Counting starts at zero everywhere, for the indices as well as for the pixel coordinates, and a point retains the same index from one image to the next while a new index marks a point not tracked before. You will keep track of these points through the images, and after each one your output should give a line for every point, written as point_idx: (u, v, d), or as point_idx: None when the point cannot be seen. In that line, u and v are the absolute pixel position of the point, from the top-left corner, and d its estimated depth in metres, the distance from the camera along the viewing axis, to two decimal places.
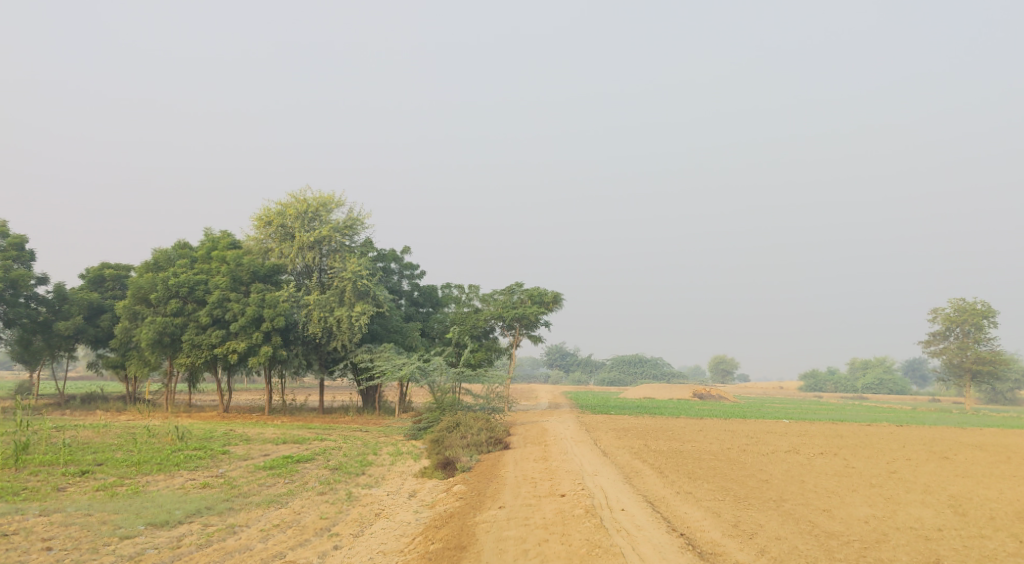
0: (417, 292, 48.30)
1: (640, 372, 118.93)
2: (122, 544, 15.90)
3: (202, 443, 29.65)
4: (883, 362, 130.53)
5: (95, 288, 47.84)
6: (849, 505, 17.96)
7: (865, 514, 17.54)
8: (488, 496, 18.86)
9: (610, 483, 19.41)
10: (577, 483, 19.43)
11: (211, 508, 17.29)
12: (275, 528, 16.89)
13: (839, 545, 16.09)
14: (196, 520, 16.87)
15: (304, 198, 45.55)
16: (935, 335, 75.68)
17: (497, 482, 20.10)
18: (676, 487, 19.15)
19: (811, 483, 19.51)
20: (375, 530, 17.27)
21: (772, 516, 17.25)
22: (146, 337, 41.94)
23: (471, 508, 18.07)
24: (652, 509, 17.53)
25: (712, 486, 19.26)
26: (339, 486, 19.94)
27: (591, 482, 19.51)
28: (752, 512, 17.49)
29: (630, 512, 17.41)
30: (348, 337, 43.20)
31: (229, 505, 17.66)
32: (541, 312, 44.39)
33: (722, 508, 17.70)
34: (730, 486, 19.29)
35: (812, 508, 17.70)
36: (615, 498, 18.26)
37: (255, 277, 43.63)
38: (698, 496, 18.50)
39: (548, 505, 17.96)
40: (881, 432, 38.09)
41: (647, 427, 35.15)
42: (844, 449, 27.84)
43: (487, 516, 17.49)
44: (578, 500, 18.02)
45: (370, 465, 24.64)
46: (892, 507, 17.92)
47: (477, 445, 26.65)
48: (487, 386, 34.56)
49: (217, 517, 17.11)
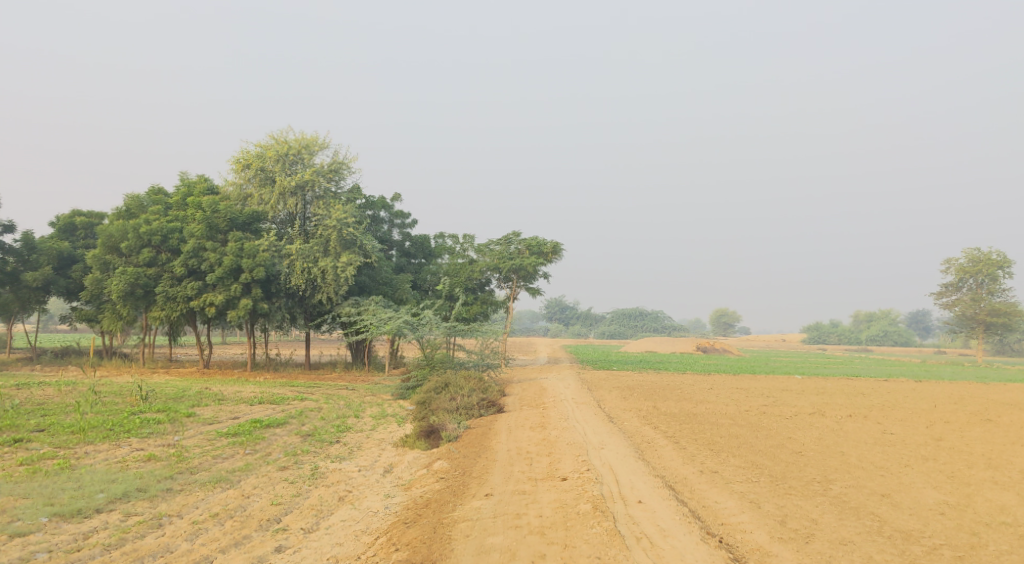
0: (408, 242, 45.58)
1: (641, 325, 116.72)
2: (11, 545, 13.35)
3: (167, 405, 27.06)
4: (887, 314, 128.18)
5: (66, 237, 44.97)
6: (913, 489, 15.34)
7: (937, 502, 14.93)
8: (474, 479, 16.22)
9: (619, 461, 16.77)
10: (580, 461, 16.78)
11: (139, 491, 14.78)
12: (212, 520, 14.38)
13: (926, 553, 13.46)
14: (117, 508, 14.38)
15: (285, 139, 42.33)
16: (948, 286, 72.97)
17: (487, 457, 17.50)
18: (698, 465, 16.54)
19: (855, 456, 16.88)
20: (334, 523, 14.72)
21: (824, 508, 14.64)
22: (117, 288, 39.18)
23: (455, 495, 15.46)
24: (676, 501, 14.91)
25: (739, 463, 16.63)
26: (304, 459, 17.31)
27: (597, 460, 16.84)
28: (798, 502, 14.86)
29: (648, 506, 14.79)
30: (333, 289, 40.49)
31: (166, 487, 15.14)
32: (539, 263, 41.65)
33: (759, 497, 15.07)
34: (761, 462, 16.65)
35: (869, 496, 15.09)
36: (628, 483, 15.62)
37: (232, 225, 40.61)
38: (725, 478, 15.91)
39: (546, 496, 15.34)
40: (903, 389, 35.59)
41: (654, 386, 32.64)
42: (875, 411, 25.18)
43: (470, 511, 14.84)
44: (584, 489, 15.37)
45: (348, 431, 21.94)
46: (966, 491, 15.33)
47: (467, 409, 24.02)
48: (480, 341, 31.90)
49: (145, 504, 14.58)
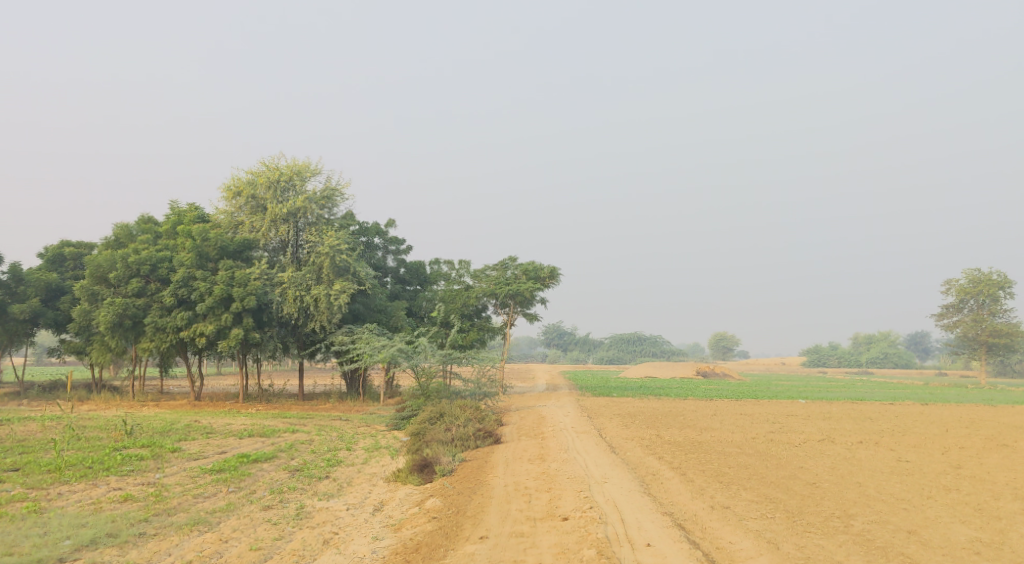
0: (403, 268, 44.81)
1: (639, 350, 115.76)
2: None
3: (152, 440, 26.13)
4: (886, 336, 127.41)
5: (54, 268, 44.14)
6: (941, 525, 14.48)
7: (970, 539, 14.05)
8: (469, 520, 15.32)
9: (624, 497, 15.86)
10: (583, 498, 15.86)
11: (109, 538, 13.93)
12: None
13: None
14: (82, 557, 13.53)
15: (277, 166, 41.61)
16: (948, 307, 72.23)
17: (484, 495, 16.58)
18: (708, 500, 15.63)
19: (873, 488, 16.01)
20: None
21: (847, 549, 13.75)
22: (105, 320, 38.31)
23: (449, 539, 14.53)
24: (688, 543, 14.00)
25: (751, 497, 15.74)
26: (289, 498, 16.41)
27: (601, 497, 15.93)
28: (819, 541, 13.96)
29: (658, 549, 13.87)
30: (326, 317, 39.64)
31: (138, 532, 14.30)
32: (536, 289, 40.90)
33: (775, 536, 14.16)
34: (774, 496, 15.76)
35: (894, 533, 14.22)
36: (636, 523, 14.71)
37: (223, 253, 39.78)
38: (738, 515, 15.02)
39: (547, 539, 14.44)
40: (910, 412, 34.74)
41: (655, 413, 31.75)
42: (886, 437, 24.32)
43: (466, 558, 13.92)
44: (587, 531, 14.45)
45: (338, 465, 21.01)
46: (998, 526, 14.46)
47: (462, 440, 23.15)
48: (476, 370, 31.07)
49: (114, 552, 13.75)
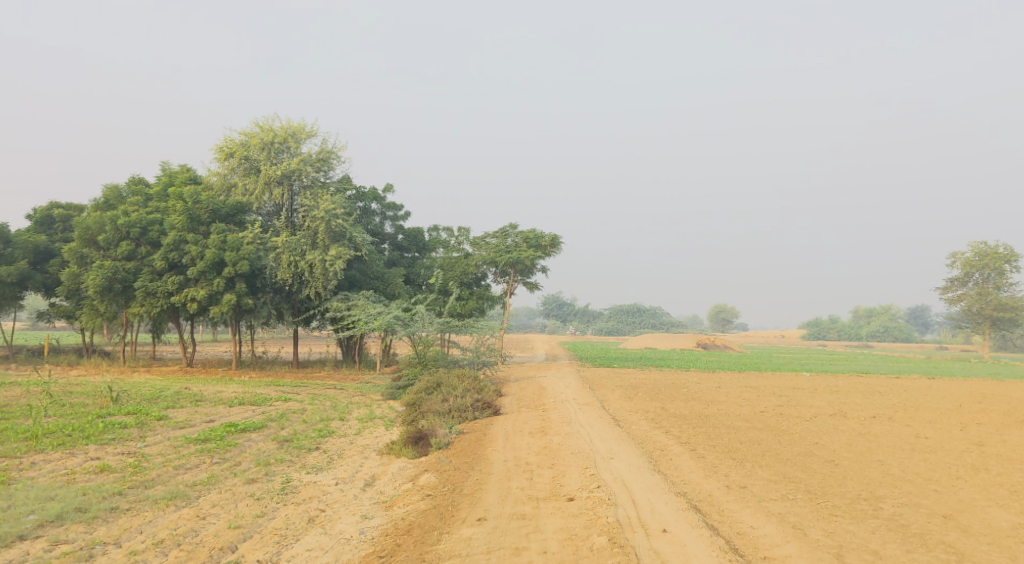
0: (401, 235, 43.73)
1: (639, 321, 114.98)
2: None
3: (138, 407, 25.20)
4: (887, 310, 126.70)
5: (43, 230, 43.04)
6: (977, 509, 13.70)
7: (1011, 525, 13.27)
8: (466, 498, 14.47)
9: (633, 475, 15.01)
10: (589, 476, 15.00)
11: (76, 513, 13.23)
12: (157, 548, 12.83)
13: None
14: (45, 534, 12.82)
15: (271, 127, 40.33)
16: (953, 281, 71.28)
17: (482, 471, 15.69)
18: (722, 479, 14.78)
19: (898, 467, 15.21)
20: (299, 552, 13.05)
21: (879, 536, 12.94)
22: (94, 284, 37.33)
23: (444, 520, 13.68)
24: (706, 528, 13.14)
25: (768, 476, 14.89)
26: (275, 471, 15.58)
27: (608, 475, 15.06)
28: (849, 527, 13.16)
29: (675, 536, 13.02)
30: (321, 283, 38.67)
31: (109, 507, 13.58)
32: (537, 257, 39.95)
33: (799, 522, 13.31)
34: (793, 475, 14.92)
35: (928, 518, 13.43)
36: (648, 505, 13.87)
37: (215, 216, 38.65)
38: (757, 496, 14.19)
39: (552, 522, 13.57)
40: (919, 386, 33.92)
41: (658, 384, 30.86)
42: (899, 412, 23.49)
43: (466, 543, 13.06)
44: (596, 514, 13.59)
45: (329, 436, 20.07)
46: None
47: (460, 411, 22.20)
48: (475, 339, 30.19)
49: (81, 529, 13.05)
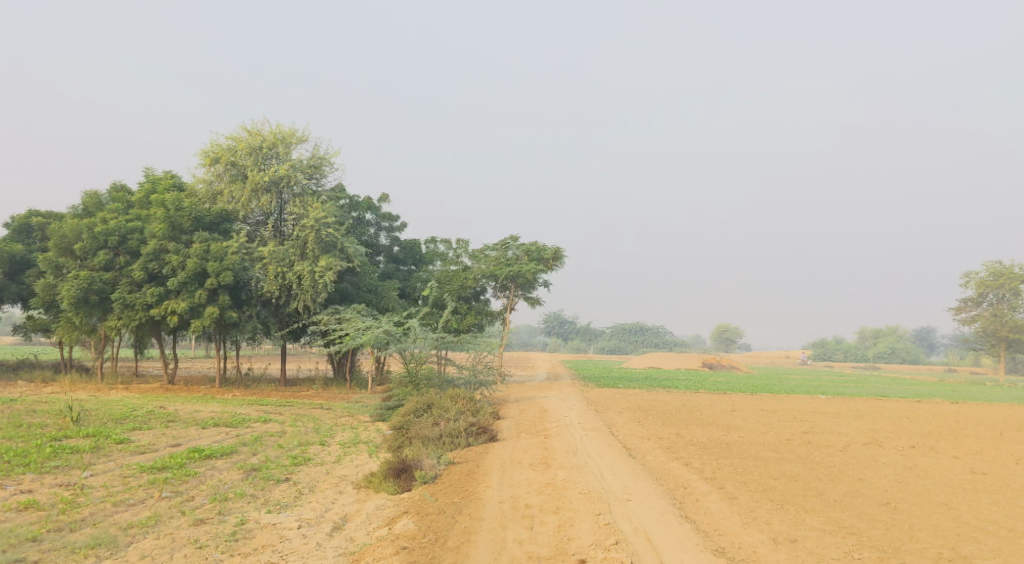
0: (397, 246, 41.61)
1: (641, 341, 112.56)
2: None
3: (100, 428, 23.01)
4: (894, 332, 124.40)
5: (20, 239, 40.89)
6: None
7: None
8: (450, 553, 12.81)
9: (656, 525, 13.25)
10: (603, 527, 13.17)
11: None
12: None
13: None
14: None
15: (259, 131, 38.25)
16: (967, 301, 68.99)
17: (473, 517, 13.86)
18: (766, 531, 13.03)
19: (971, 515, 13.55)
20: None
21: None
22: (69, 295, 35.14)
23: None
24: None
25: (820, 526, 13.17)
26: (231, 508, 14.17)
27: (626, 524, 13.29)
28: None
29: None
30: (310, 296, 36.43)
31: (17, 557, 12.41)
32: (539, 271, 37.74)
33: None
34: (850, 525, 13.19)
35: None
36: None
37: (199, 224, 36.50)
38: (813, 554, 12.49)
39: None
40: (948, 411, 31.72)
41: (669, 407, 28.64)
42: (938, 440, 21.45)
43: None
44: None
45: (304, 465, 17.83)
46: None
47: (452, 437, 20.01)
48: (472, 356, 28.00)
49: None
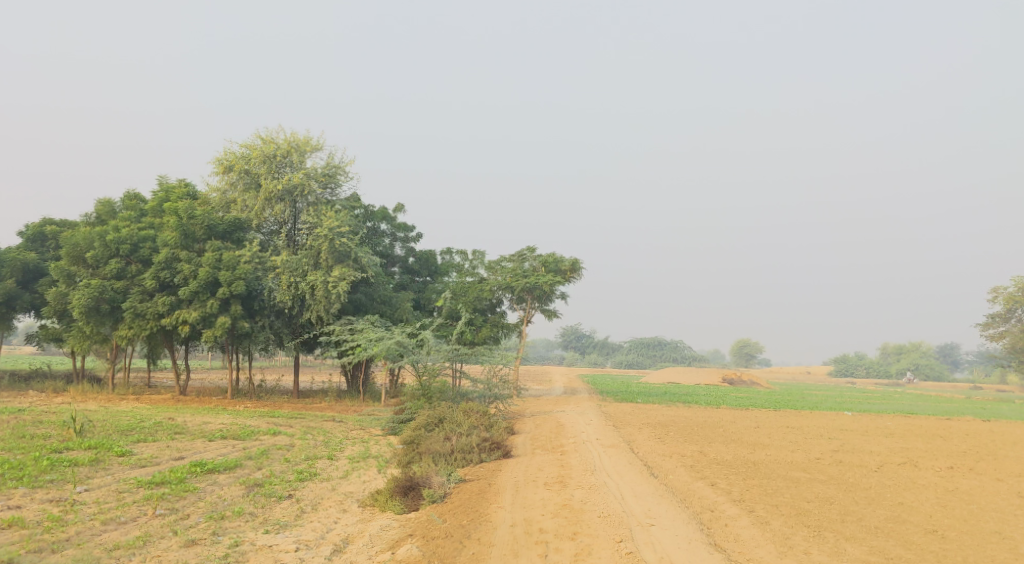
0: (412, 257, 40.92)
1: (660, 355, 111.19)
2: None
3: (104, 440, 22.36)
4: (918, 348, 122.45)
5: (34, 247, 40.53)
6: None
7: None
8: None
9: (683, 553, 12.65)
10: (625, 557, 12.54)
11: None
12: None
13: None
14: None
15: (273, 139, 37.70)
16: (994, 317, 67.51)
17: (482, 543, 13.18)
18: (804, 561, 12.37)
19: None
20: None
21: None
22: (79, 304, 34.59)
23: None
24: None
25: (862, 555, 12.51)
26: (226, 528, 13.67)
27: (650, 553, 12.66)
28: None
29: None
30: (323, 307, 35.72)
31: None
32: (557, 282, 36.91)
33: None
34: (896, 555, 12.54)
35: None
36: None
37: (211, 233, 35.94)
38: None
39: None
40: (980, 429, 30.59)
41: (690, 423, 27.69)
42: (975, 460, 20.50)
43: None
44: None
45: (309, 480, 17.08)
46: None
47: (464, 453, 19.20)
48: (487, 369, 27.20)
49: None
